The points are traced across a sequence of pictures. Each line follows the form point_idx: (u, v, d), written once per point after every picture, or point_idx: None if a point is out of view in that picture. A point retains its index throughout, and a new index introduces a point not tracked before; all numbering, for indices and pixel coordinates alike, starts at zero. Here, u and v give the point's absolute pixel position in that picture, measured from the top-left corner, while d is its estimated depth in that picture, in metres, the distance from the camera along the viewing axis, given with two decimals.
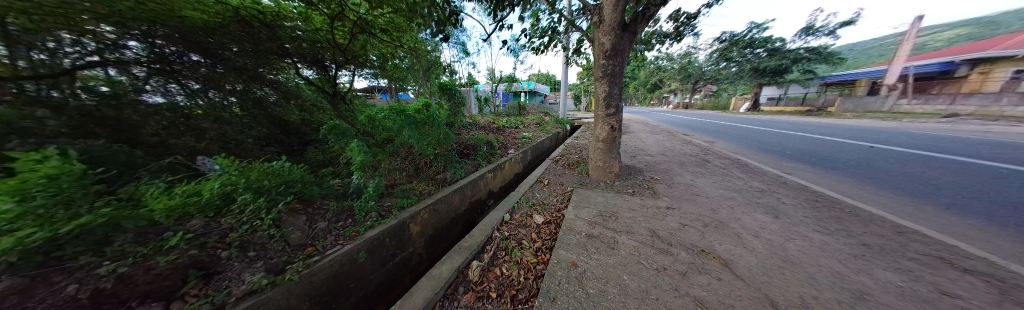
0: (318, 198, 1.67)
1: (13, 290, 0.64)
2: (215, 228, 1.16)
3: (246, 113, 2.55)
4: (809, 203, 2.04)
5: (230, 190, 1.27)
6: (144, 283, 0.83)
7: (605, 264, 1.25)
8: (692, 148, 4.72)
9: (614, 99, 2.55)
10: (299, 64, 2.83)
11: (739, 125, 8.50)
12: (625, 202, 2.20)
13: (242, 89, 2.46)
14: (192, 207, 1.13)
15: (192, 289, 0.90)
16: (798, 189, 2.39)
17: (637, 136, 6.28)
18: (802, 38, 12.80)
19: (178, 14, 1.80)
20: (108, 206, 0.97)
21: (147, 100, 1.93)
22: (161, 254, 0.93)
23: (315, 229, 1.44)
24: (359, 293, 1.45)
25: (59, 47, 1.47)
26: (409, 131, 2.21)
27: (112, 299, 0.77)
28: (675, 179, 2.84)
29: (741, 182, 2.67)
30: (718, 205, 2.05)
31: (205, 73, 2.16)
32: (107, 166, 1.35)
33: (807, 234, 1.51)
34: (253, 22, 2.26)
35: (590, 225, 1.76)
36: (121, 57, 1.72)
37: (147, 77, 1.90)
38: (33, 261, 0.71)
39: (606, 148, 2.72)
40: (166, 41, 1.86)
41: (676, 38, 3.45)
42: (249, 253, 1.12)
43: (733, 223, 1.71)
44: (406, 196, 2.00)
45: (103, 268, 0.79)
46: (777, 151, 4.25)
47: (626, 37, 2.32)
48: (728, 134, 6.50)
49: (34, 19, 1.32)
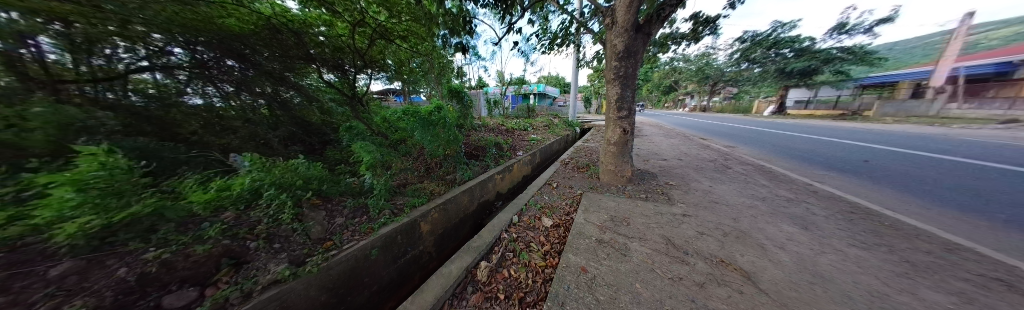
0: (336, 195, 1.74)
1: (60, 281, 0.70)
2: (245, 221, 1.26)
3: (272, 113, 2.70)
4: (842, 215, 1.88)
5: (260, 185, 1.37)
6: (183, 268, 0.91)
7: (616, 271, 1.21)
8: (710, 153, 4.51)
9: (627, 101, 2.48)
10: (322, 69, 2.98)
11: (762, 129, 8.01)
12: (639, 207, 2.13)
13: (271, 91, 2.60)
14: (226, 200, 1.24)
15: (223, 276, 0.98)
16: (830, 199, 2.21)
17: (650, 139, 6.08)
18: (833, 37, 11.97)
19: (215, 22, 2.00)
20: (155, 197, 1.08)
21: (188, 101, 2.10)
22: (199, 243, 1.01)
23: (333, 224, 1.49)
24: (371, 288, 1.49)
25: (115, 54, 1.66)
26: (421, 133, 2.31)
27: (155, 283, 0.84)
28: (692, 186, 2.71)
29: (766, 190, 2.51)
30: (739, 214, 1.94)
31: (238, 77, 2.32)
32: (152, 161, 1.49)
33: (840, 248, 1.40)
34: (283, 30, 2.45)
35: (600, 229, 1.73)
36: (167, 62, 1.91)
37: (188, 80, 2.07)
38: (90, 244, 0.83)
39: (618, 151, 2.65)
40: (206, 47, 2.02)
41: (693, 39, 3.34)
42: (274, 244, 1.18)
43: (758, 233, 1.61)
44: (417, 195, 2.05)
45: (150, 253, 0.88)
46: (806, 157, 3.96)
47: (640, 38, 2.27)
48: (749, 139, 6.13)
49: (91, 20, 1.44)
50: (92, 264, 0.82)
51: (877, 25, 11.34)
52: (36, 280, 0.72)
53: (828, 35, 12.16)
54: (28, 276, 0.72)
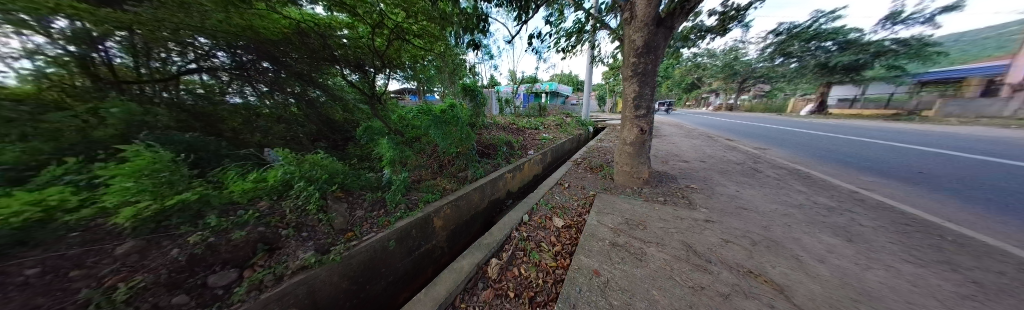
0: (356, 189, 1.81)
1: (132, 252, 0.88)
2: (278, 209, 1.36)
3: (300, 112, 2.84)
4: (893, 227, 1.67)
5: (290, 178, 1.48)
6: (226, 251, 1.01)
7: (631, 276, 1.17)
8: (737, 155, 4.20)
9: (645, 99, 2.37)
10: (344, 69, 3.05)
11: (796, 130, 7.37)
12: (656, 211, 2.03)
13: (300, 91, 2.75)
14: (261, 190, 1.36)
15: (258, 260, 1.07)
16: (881, 209, 1.97)
17: (669, 140, 5.79)
18: (887, 27, 10.63)
19: (253, 30, 2.13)
20: (201, 186, 1.20)
21: (229, 100, 2.32)
22: (238, 228, 1.12)
23: (354, 216, 1.56)
24: (387, 279, 1.55)
25: (170, 58, 1.89)
26: (434, 131, 2.35)
27: (203, 263, 0.95)
28: (715, 190, 2.54)
29: (802, 197, 2.29)
30: (771, 222, 1.79)
31: (271, 77, 2.51)
32: (199, 154, 1.66)
33: (891, 263, 1.24)
34: (309, 32, 2.56)
35: (614, 232, 1.68)
36: (212, 64, 2.12)
37: (229, 81, 2.28)
38: (147, 227, 0.95)
39: (635, 152, 2.54)
40: (245, 51, 2.20)
41: (721, 33, 3.10)
42: (302, 233, 1.27)
43: (792, 244, 1.47)
44: (430, 191, 2.10)
45: (197, 237, 1.00)
46: (851, 162, 3.57)
47: (662, 32, 2.14)
48: (781, 140, 5.67)
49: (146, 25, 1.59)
50: (151, 244, 0.94)
51: (945, 11, 9.88)
52: (105, 256, 0.85)
53: (881, 25, 10.80)
54: (100, 252, 0.85)
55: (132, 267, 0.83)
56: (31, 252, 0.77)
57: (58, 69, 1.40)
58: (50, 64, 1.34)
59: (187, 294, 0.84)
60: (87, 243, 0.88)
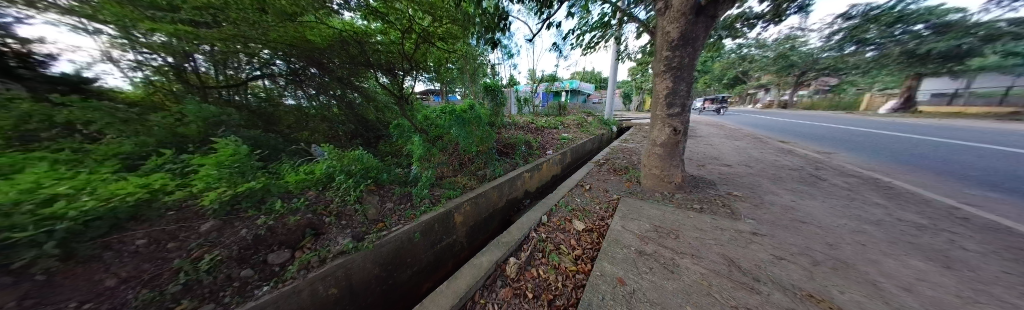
0: (387, 183, 1.94)
1: (213, 230, 1.06)
2: (323, 199, 1.52)
3: (341, 112, 3.10)
4: (1019, 254, 1.29)
5: (333, 171, 1.65)
6: (282, 234, 1.16)
7: (660, 288, 1.08)
8: (792, 160, 3.64)
9: (680, 96, 2.17)
10: (378, 73, 3.18)
11: (870, 131, 6.18)
12: (690, 219, 1.85)
13: (341, 94, 3.03)
14: (310, 182, 1.53)
15: (306, 243, 1.20)
16: (1001, 231, 1.54)
17: (706, 141, 5.24)
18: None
19: (305, 39, 2.39)
20: (265, 176, 1.40)
21: (286, 102, 2.71)
22: (291, 214, 1.27)
23: (385, 208, 1.69)
24: (413, 268, 1.65)
25: (241, 65, 2.29)
26: (457, 130, 2.43)
27: (265, 242, 1.10)
28: (765, 199, 2.23)
29: (881, 211, 1.90)
30: (836, 239, 1.51)
31: (319, 82, 2.79)
32: (263, 149, 1.93)
33: (1018, 299, 0.94)
34: (349, 40, 2.68)
35: (641, 240, 1.56)
36: (273, 71, 2.49)
37: (284, 85, 2.64)
38: (223, 209, 1.13)
39: (666, 154, 2.35)
40: (298, 58, 2.50)
41: (774, 19, 2.71)
42: (341, 221, 1.39)
43: (866, 266, 1.22)
44: (452, 188, 2.18)
45: (260, 220, 1.17)
46: (955, 171, 2.85)
47: (702, 22, 1.93)
48: (849, 143, 4.81)
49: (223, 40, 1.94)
50: (225, 224, 1.12)
51: None
52: (195, 232, 1.04)
53: None
54: (190, 229, 1.05)
55: (214, 243, 1.01)
56: (142, 226, 0.97)
57: (161, 77, 1.87)
58: (155, 73, 1.83)
59: (253, 268, 0.99)
60: (180, 220, 1.08)
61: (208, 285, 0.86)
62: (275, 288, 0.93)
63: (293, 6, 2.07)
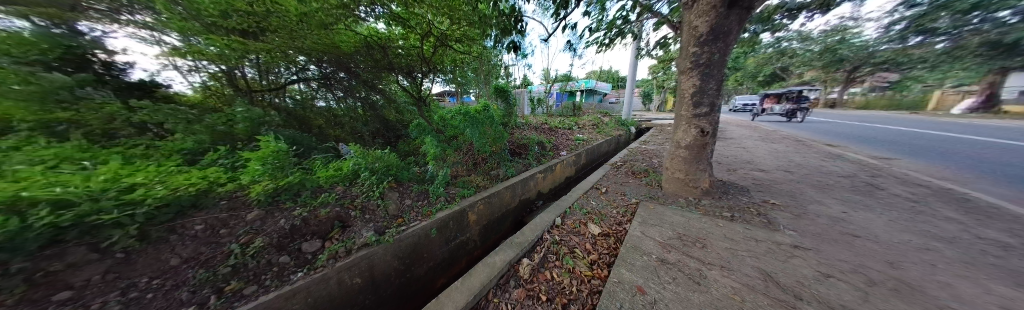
0: (406, 181, 2.02)
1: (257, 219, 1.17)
2: (350, 193, 1.62)
3: (365, 113, 3.29)
4: None
5: (358, 168, 1.75)
6: (313, 225, 1.25)
7: (685, 300, 1.01)
8: (842, 166, 3.23)
9: (709, 95, 2.01)
10: (399, 76, 3.28)
11: (944, 134, 5.30)
12: (720, 228, 1.71)
13: (365, 96, 3.21)
14: (339, 177, 1.63)
15: (335, 234, 1.28)
16: None
17: (737, 144, 4.82)
18: None
19: (336, 46, 2.52)
20: (301, 171, 1.53)
21: (318, 104, 2.95)
22: (322, 206, 1.37)
23: (404, 204, 1.75)
24: (429, 263, 1.70)
25: (282, 71, 2.54)
26: (472, 130, 2.46)
27: (301, 232, 1.20)
28: (808, 209, 2.01)
29: (958, 228, 1.62)
30: (897, 257, 1.32)
31: (346, 85, 3.00)
32: (298, 147, 2.11)
33: None
34: (373, 45, 2.82)
35: (663, 247, 1.48)
36: (308, 75, 2.72)
37: (316, 88, 2.89)
38: (265, 201, 1.25)
39: (691, 157, 2.20)
40: (329, 63, 2.71)
41: (822, 8, 2.43)
42: (365, 215, 1.47)
43: (936, 289, 1.05)
44: (466, 187, 2.21)
45: (296, 211, 1.27)
46: None
47: (735, 14, 1.78)
48: (915, 148, 4.17)
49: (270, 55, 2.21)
50: (267, 213, 1.24)
51: None
52: (242, 220, 1.16)
53: None
54: (238, 217, 1.17)
55: (258, 230, 1.12)
56: (200, 213, 1.10)
57: (215, 82, 2.12)
58: (210, 78, 2.07)
59: (290, 255, 1.08)
60: (230, 209, 1.20)
61: (252, 268, 0.96)
62: (307, 274, 1.02)
63: (327, 16, 2.23)
